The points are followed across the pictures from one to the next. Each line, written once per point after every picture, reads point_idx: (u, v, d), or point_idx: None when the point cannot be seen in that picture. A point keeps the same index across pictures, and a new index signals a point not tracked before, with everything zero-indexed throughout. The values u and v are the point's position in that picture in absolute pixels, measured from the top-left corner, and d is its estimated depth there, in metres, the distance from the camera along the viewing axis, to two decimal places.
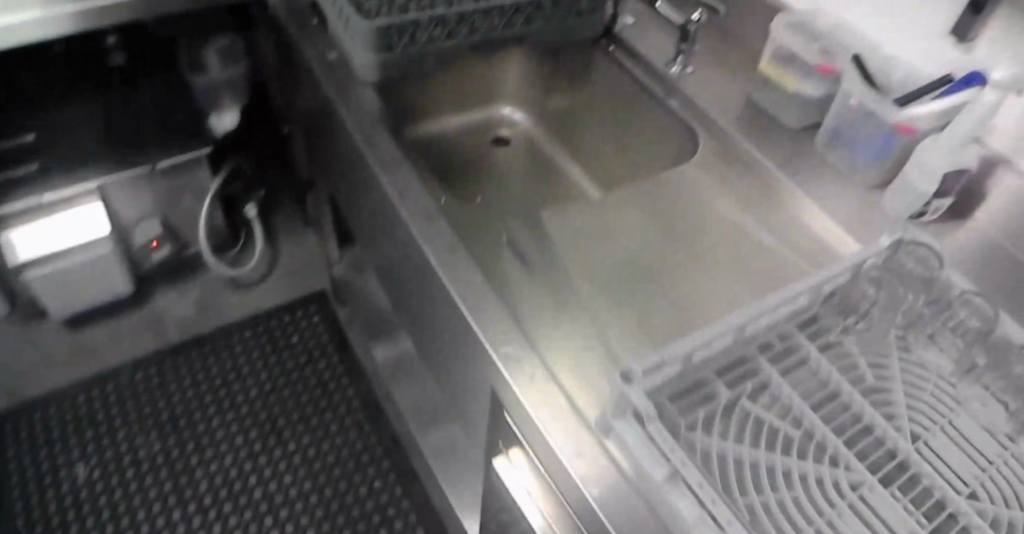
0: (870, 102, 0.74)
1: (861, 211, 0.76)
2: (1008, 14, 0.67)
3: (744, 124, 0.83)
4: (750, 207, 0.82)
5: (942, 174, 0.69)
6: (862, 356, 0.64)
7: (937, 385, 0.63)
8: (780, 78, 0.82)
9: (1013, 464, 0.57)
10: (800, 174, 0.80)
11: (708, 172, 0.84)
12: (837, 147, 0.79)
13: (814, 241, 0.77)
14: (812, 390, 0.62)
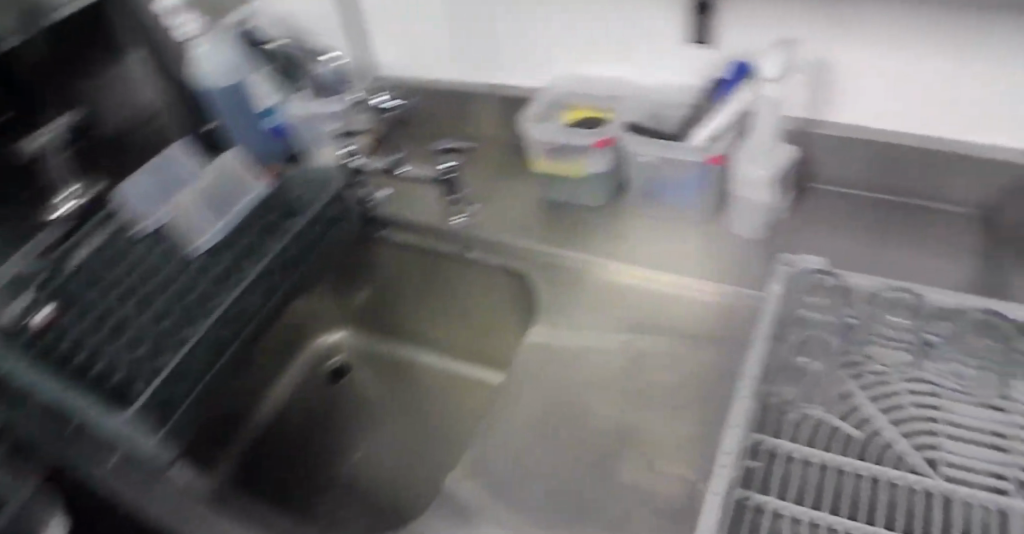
0: (663, 152, 0.69)
1: (716, 255, 0.70)
2: (733, 13, 0.66)
3: (557, 232, 0.75)
4: (623, 297, 0.70)
5: (773, 181, 0.67)
6: (833, 412, 0.58)
7: (906, 387, 0.58)
8: (562, 171, 0.75)
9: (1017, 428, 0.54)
10: (643, 247, 0.72)
11: (560, 288, 0.72)
12: (656, 201, 0.74)
13: (698, 306, 0.67)
14: (824, 488, 0.53)
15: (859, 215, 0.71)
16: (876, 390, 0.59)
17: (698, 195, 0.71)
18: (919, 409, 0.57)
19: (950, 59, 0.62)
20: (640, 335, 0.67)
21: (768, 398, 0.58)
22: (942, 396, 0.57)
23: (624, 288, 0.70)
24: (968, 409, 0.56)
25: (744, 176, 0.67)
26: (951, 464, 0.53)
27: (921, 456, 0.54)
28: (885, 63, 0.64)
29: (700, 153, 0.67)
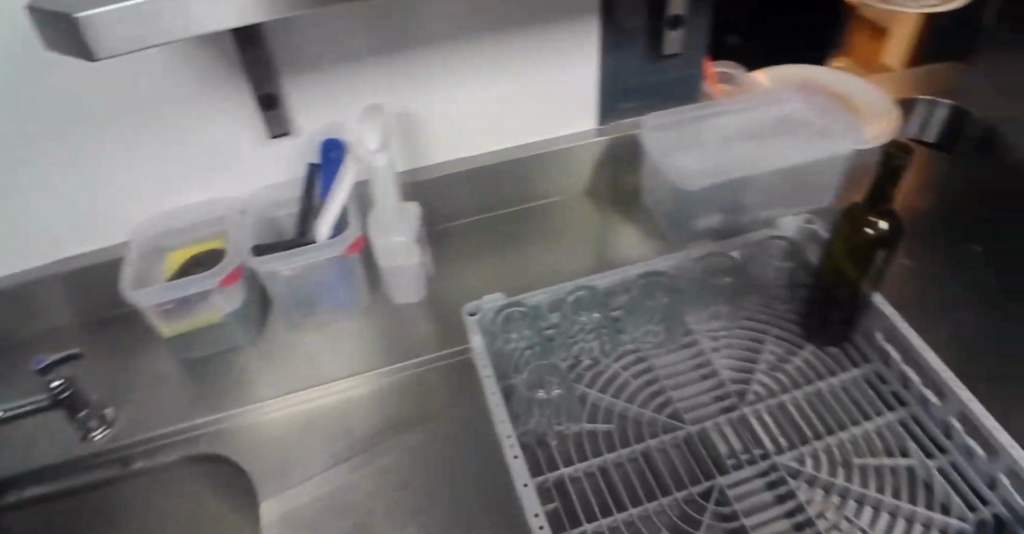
0: (303, 259, 0.66)
1: (398, 333, 0.73)
2: (306, 95, 0.71)
3: (233, 391, 0.68)
4: (352, 408, 0.66)
5: (414, 244, 0.71)
6: (583, 416, 0.61)
7: (616, 362, 0.65)
8: (194, 322, 0.66)
9: (704, 348, 0.67)
10: (333, 356, 0.70)
11: (278, 433, 0.65)
12: (310, 309, 0.72)
13: (415, 380, 0.69)
14: (619, 488, 0.57)
15: (479, 258, 0.86)
16: (601, 384, 0.63)
17: (348, 290, 0.72)
18: (636, 379, 0.64)
19: (466, 138, 0.85)
20: (385, 439, 0.64)
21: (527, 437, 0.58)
22: (644, 358, 0.66)
23: (343, 404, 0.67)
24: (664, 360, 0.66)
25: (388, 247, 0.70)
26: (685, 412, 0.63)
27: (664, 416, 0.62)
28: (429, 146, 0.84)
29: (342, 244, 0.66)
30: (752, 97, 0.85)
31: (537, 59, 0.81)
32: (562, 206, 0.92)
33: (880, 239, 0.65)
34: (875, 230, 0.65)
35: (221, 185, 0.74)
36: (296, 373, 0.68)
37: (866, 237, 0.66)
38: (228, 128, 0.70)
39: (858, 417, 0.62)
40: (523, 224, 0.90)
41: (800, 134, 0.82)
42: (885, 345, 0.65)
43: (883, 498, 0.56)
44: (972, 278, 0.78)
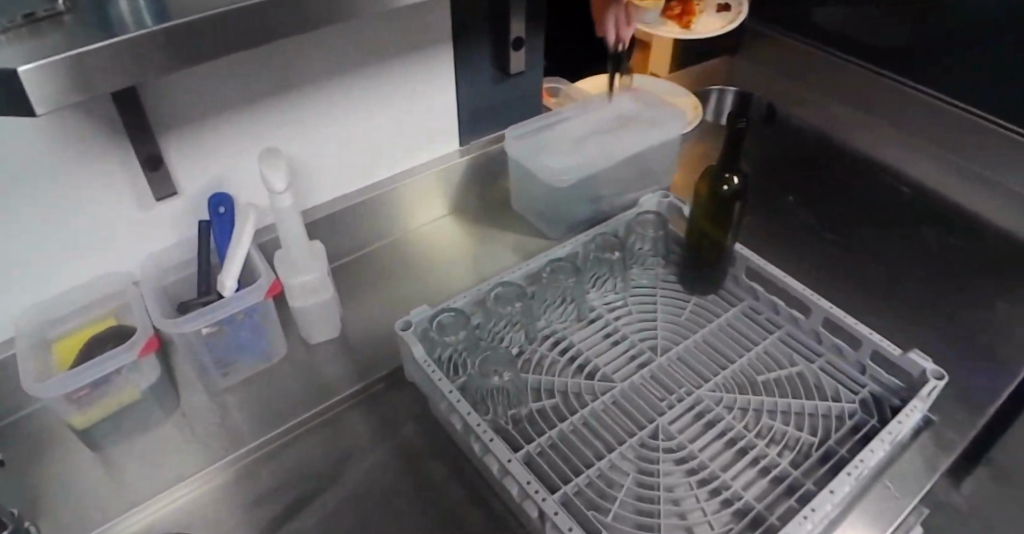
0: (220, 312, 0.69)
1: (327, 367, 0.77)
2: (181, 155, 0.72)
3: (170, 458, 0.68)
4: (302, 446, 0.69)
5: (326, 278, 0.75)
6: (530, 396, 0.65)
7: (540, 342, 0.71)
8: (117, 399, 0.67)
9: (612, 316, 0.74)
10: (267, 407, 0.73)
11: (227, 490, 0.66)
12: (231, 363, 0.74)
13: (357, 405, 0.74)
14: (576, 450, 0.62)
15: (376, 289, 0.87)
16: (533, 369, 0.68)
17: (264, 340, 0.75)
18: (563, 357, 0.69)
19: (339, 172, 0.85)
20: (339, 460, 0.68)
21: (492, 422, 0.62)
22: (564, 337, 0.71)
23: (287, 445, 0.69)
24: (580, 335, 0.72)
25: (301, 287, 0.74)
26: (612, 373, 0.68)
27: (598, 382, 0.67)
28: (303, 187, 0.83)
29: (258, 289, 0.70)
30: (588, 101, 0.91)
31: (398, 87, 0.84)
32: (444, 224, 0.95)
33: (735, 193, 0.72)
34: (731, 185, 0.72)
35: (108, 258, 0.74)
36: (237, 428, 0.71)
37: (727, 192, 0.72)
38: (117, 198, 0.71)
39: (749, 345, 0.73)
40: (406, 249, 0.92)
41: (638, 124, 0.88)
42: (750, 284, 0.76)
43: (791, 401, 0.67)
44: (797, 218, 0.92)
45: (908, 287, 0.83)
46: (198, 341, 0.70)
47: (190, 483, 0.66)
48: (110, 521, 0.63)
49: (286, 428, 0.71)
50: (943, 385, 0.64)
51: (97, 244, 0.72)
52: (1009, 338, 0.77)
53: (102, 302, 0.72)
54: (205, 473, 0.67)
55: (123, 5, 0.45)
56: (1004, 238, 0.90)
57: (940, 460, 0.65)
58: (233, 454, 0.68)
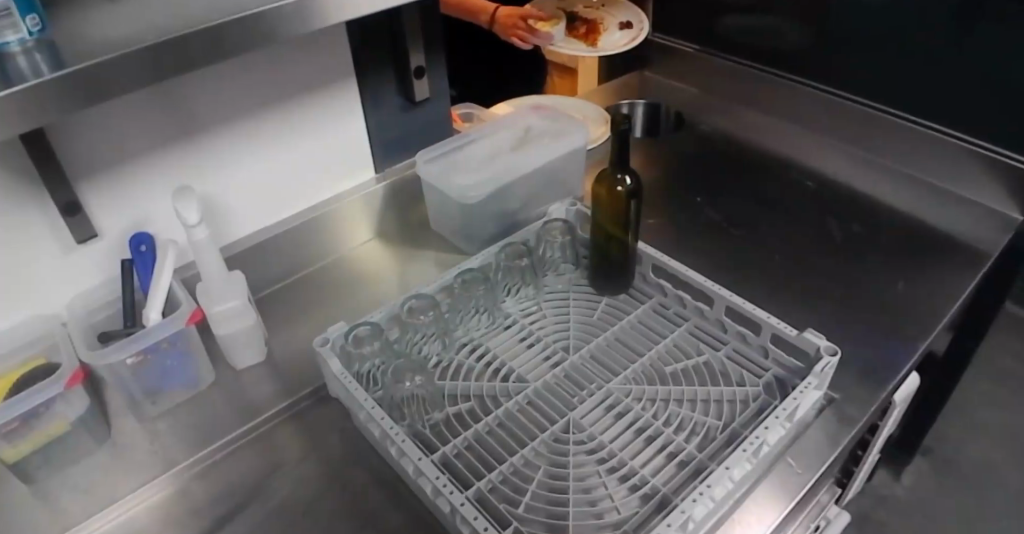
0: (145, 341, 0.70)
1: (256, 391, 0.79)
2: (95, 198, 0.73)
3: (101, 489, 0.69)
4: (234, 469, 0.72)
5: (248, 304, 0.77)
6: (446, 398, 0.68)
7: (456, 351, 0.73)
8: (43, 433, 0.68)
9: (526, 322, 0.77)
10: (198, 433, 0.75)
11: (160, 515, 0.68)
12: (160, 393, 0.75)
13: (285, 426, 0.76)
14: (488, 450, 0.63)
15: (303, 313, 0.89)
16: (449, 375, 0.71)
17: (191, 369, 0.77)
18: (478, 364, 0.72)
19: (260, 204, 0.88)
20: (268, 479, 0.71)
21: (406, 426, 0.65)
22: (480, 344, 0.74)
23: (217, 469, 0.72)
24: (496, 341, 0.75)
25: (223, 314, 0.76)
26: (527, 374, 0.71)
27: (512, 383, 0.70)
28: (227, 221, 0.86)
29: (180, 317, 0.72)
30: (496, 122, 0.96)
31: (311, 119, 0.88)
32: (372, 245, 0.98)
33: (630, 193, 0.75)
34: (625, 186, 0.75)
35: (27, 303, 0.74)
36: (168, 455, 0.72)
37: (624, 191, 0.75)
38: (35, 242, 0.71)
39: (658, 338, 0.74)
40: (334, 272, 0.94)
41: (544, 139, 0.93)
42: (658, 281, 0.79)
43: (696, 389, 0.67)
44: (704, 216, 0.97)
45: (811, 272, 0.86)
46: (122, 373, 0.71)
47: (121, 510, 0.68)
48: None
49: (217, 453, 0.73)
50: (836, 361, 0.63)
51: (15, 289, 0.72)
52: (908, 312, 0.78)
53: (19, 350, 0.71)
54: (132, 500, 0.68)
55: (21, 63, 0.45)
56: (902, 219, 0.94)
57: (841, 434, 0.64)
58: (161, 479, 0.70)
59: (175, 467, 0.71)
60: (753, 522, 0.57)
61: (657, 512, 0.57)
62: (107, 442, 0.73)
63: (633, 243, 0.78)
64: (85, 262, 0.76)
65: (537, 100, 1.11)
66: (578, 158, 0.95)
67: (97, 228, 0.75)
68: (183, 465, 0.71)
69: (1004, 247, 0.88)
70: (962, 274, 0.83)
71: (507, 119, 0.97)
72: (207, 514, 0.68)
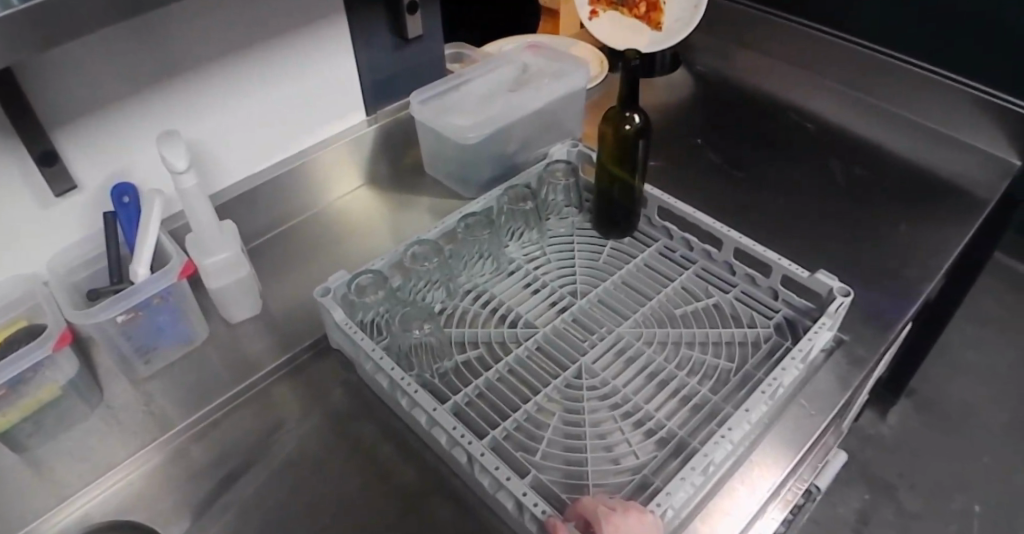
0: (137, 298, 0.68)
1: (252, 346, 0.77)
2: (73, 146, 0.68)
3: (101, 449, 0.67)
4: (237, 425, 0.70)
5: (240, 253, 0.75)
6: (453, 346, 0.67)
7: (460, 299, 0.71)
8: (33, 398, 0.65)
9: (530, 267, 0.74)
10: (195, 390, 0.72)
11: (165, 472, 0.67)
12: (154, 350, 0.73)
13: (286, 380, 0.74)
14: (499, 398, 0.62)
15: (299, 262, 0.86)
16: (456, 323, 0.69)
17: (184, 323, 0.74)
18: (485, 309, 0.70)
19: (246, 150, 0.84)
20: (273, 433, 0.69)
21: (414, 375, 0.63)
22: (485, 290, 0.72)
23: (220, 427, 0.70)
24: (502, 286, 0.72)
25: (217, 265, 0.73)
26: (534, 319, 0.69)
27: (520, 328, 0.68)
28: (211, 172, 0.82)
29: (173, 270, 0.69)
30: (490, 61, 0.92)
31: (296, 62, 0.83)
32: (365, 191, 0.94)
33: (638, 132, 0.72)
34: (633, 124, 0.72)
35: (9, 259, 0.70)
36: (168, 412, 0.70)
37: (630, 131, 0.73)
38: (13, 195, 0.67)
39: (666, 281, 0.72)
40: (328, 221, 0.91)
41: (543, 78, 0.90)
42: (664, 223, 0.77)
43: (707, 331, 0.66)
44: (707, 158, 0.95)
45: (817, 215, 0.85)
46: (114, 332, 0.68)
47: (123, 470, 0.66)
48: (41, 517, 0.62)
49: (217, 409, 0.71)
50: (849, 301, 0.63)
51: None
52: (913, 255, 0.79)
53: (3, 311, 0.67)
54: (135, 459, 0.66)
55: None
56: (904, 163, 0.93)
57: (853, 375, 0.64)
58: (161, 438, 0.68)
59: (175, 424, 0.69)
60: (769, 462, 0.58)
61: (674, 457, 0.57)
62: (103, 403, 0.71)
63: (638, 185, 0.75)
64: (66, 217, 0.72)
65: (529, 39, 1.07)
66: (579, 98, 0.92)
67: (76, 181, 0.70)
68: (182, 422, 0.69)
69: (1004, 189, 0.88)
70: (964, 218, 0.84)
71: (501, 58, 0.93)
72: (212, 472, 0.66)
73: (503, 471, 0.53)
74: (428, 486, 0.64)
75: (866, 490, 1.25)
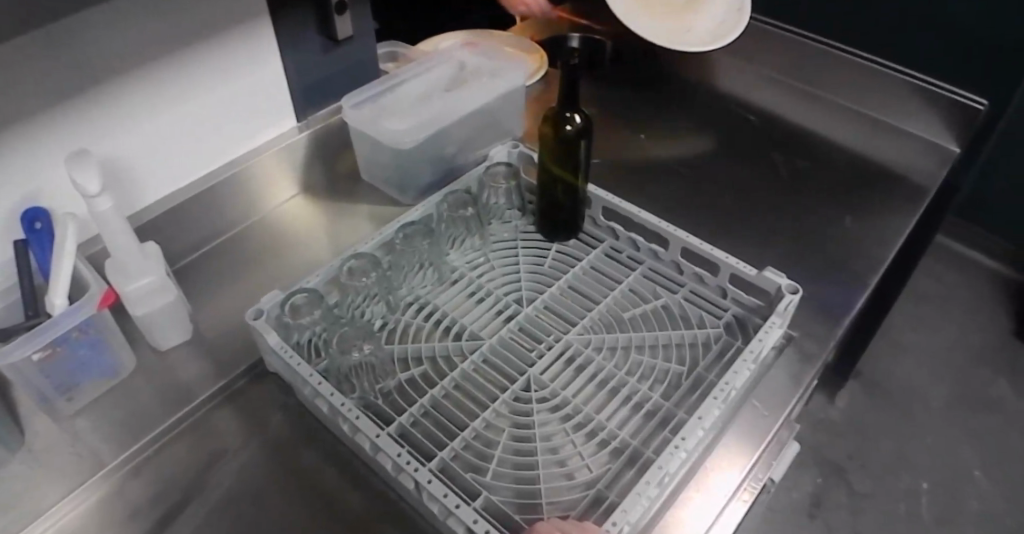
0: (56, 331, 0.63)
1: (183, 374, 0.72)
2: None
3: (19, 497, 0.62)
4: (170, 460, 0.66)
5: (165, 275, 0.70)
6: (397, 364, 0.64)
7: (401, 312, 0.68)
8: None
9: (474, 274, 0.72)
10: (123, 425, 0.68)
11: (92, 518, 0.62)
12: (78, 386, 0.68)
13: (222, 409, 0.70)
14: (446, 416, 0.59)
15: (233, 280, 0.81)
16: (399, 338, 0.66)
17: (109, 355, 0.69)
18: (429, 322, 0.67)
19: (168, 164, 0.79)
20: (210, 467, 0.65)
21: (357, 398, 0.60)
22: (428, 302, 0.69)
23: (152, 464, 0.65)
24: (445, 296, 0.70)
25: (140, 291, 0.69)
26: (479, 330, 0.66)
27: (465, 340, 0.65)
28: (129, 190, 0.76)
29: (93, 299, 0.64)
30: (425, 60, 0.89)
31: (218, 69, 0.78)
32: (300, 201, 0.90)
33: (578, 132, 0.71)
34: (573, 125, 0.70)
35: None
36: (93, 452, 0.65)
37: (570, 132, 0.71)
38: None
39: (613, 283, 0.71)
40: (262, 234, 0.86)
41: (480, 78, 0.87)
42: (608, 223, 0.75)
43: (656, 334, 0.65)
44: (650, 154, 0.94)
45: (761, 209, 0.85)
46: (31, 370, 0.63)
47: (47, 518, 0.61)
48: None
49: (149, 445, 0.66)
50: (798, 298, 0.63)
51: None
52: (858, 246, 0.79)
53: None
54: (58, 506, 0.61)
55: None
56: (845, 152, 0.94)
57: (804, 372, 0.64)
58: (90, 478, 0.63)
59: (104, 464, 0.64)
60: (725, 466, 0.57)
61: (629, 467, 0.55)
62: (20, 447, 0.65)
63: (581, 186, 0.73)
64: None
65: (465, 36, 1.03)
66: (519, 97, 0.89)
67: None
68: (113, 460, 0.64)
69: (942, 176, 0.90)
70: (904, 207, 0.85)
71: (437, 56, 0.90)
72: (147, 512, 0.62)
73: (453, 498, 0.50)
74: (379, 514, 0.61)
75: (818, 473, 1.28)
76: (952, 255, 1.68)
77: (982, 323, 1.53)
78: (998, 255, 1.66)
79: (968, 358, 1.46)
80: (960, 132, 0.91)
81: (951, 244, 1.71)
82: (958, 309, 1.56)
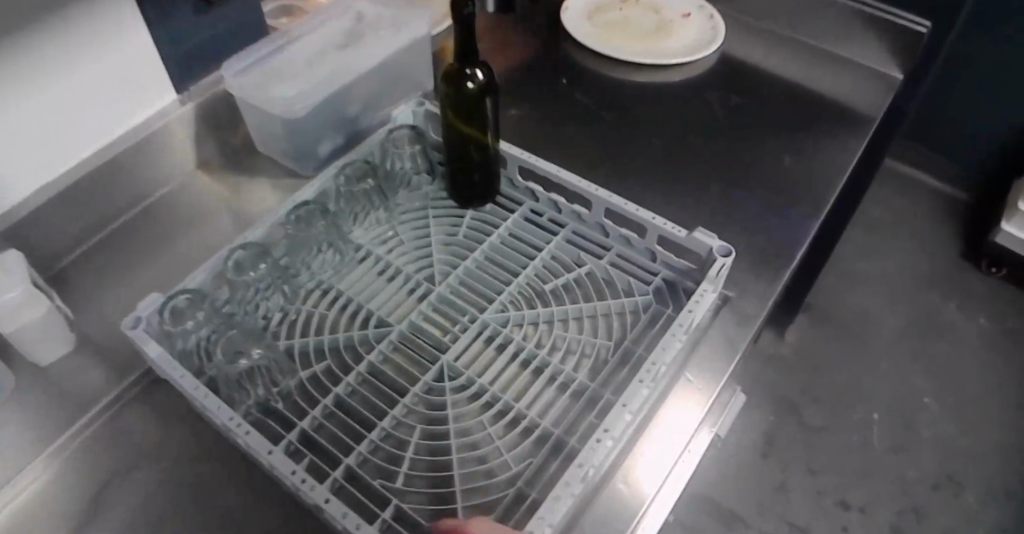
0: None
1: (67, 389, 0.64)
2: None
3: None
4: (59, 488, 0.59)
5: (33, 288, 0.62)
6: (299, 363, 0.57)
7: (302, 301, 0.61)
8: None
9: (381, 252, 0.65)
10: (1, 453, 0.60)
11: None
12: None
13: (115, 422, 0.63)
14: (355, 417, 0.54)
15: (115, 278, 0.73)
16: (300, 333, 0.59)
17: None
18: (333, 311, 0.61)
19: (35, 153, 0.69)
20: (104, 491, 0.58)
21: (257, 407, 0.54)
22: (331, 288, 0.62)
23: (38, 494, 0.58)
24: (350, 279, 0.63)
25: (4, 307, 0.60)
26: (389, 316, 0.60)
27: (372, 329, 0.59)
28: None
29: None
30: (320, 17, 0.80)
31: (79, 39, 0.68)
32: (197, 179, 0.81)
33: (482, 90, 0.64)
34: (476, 82, 0.64)
35: None
36: None
37: (473, 91, 0.64)
38: None
39: (533, 252, 0.65)
40: (152, 220, 0.77)
41: (382, 32, 0.79)
42: (527, 185, 0.69)
43: (579, 306, 0.60)
44: (574, 100, 0.87)
45: (693, 154, 0.79)
46: None
47: None
48: None
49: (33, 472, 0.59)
50: (730, 261, 0.58)
51: None
52: (798, 189, 0.75)
53: None
54: None
55: None
56: (786, 85, 0.88)
57: (740, 335, 0.60)
58: None
59: None
60: (654, 435, 0.54)
61: (554, 458, 0.51)
62: None
63: (493, 145, 0.66)
64: None
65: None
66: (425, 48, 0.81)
67: None
68: None
69: (886, 108, 0.85)
70: (846, 144, 0.80)
71: (334, 10, 0.81)
72: None
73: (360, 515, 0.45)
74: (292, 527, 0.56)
75: (771, 411, 1.28)
76: (902, 180, 1.67)
77: (929, 245, 1.53)
78: (948, 177, 1.64)
79: (916, 282, 1.46)
80: (904, 57, 0.86)
81: (898, 168, 1.69)
82: (905, 233, 1.55)
